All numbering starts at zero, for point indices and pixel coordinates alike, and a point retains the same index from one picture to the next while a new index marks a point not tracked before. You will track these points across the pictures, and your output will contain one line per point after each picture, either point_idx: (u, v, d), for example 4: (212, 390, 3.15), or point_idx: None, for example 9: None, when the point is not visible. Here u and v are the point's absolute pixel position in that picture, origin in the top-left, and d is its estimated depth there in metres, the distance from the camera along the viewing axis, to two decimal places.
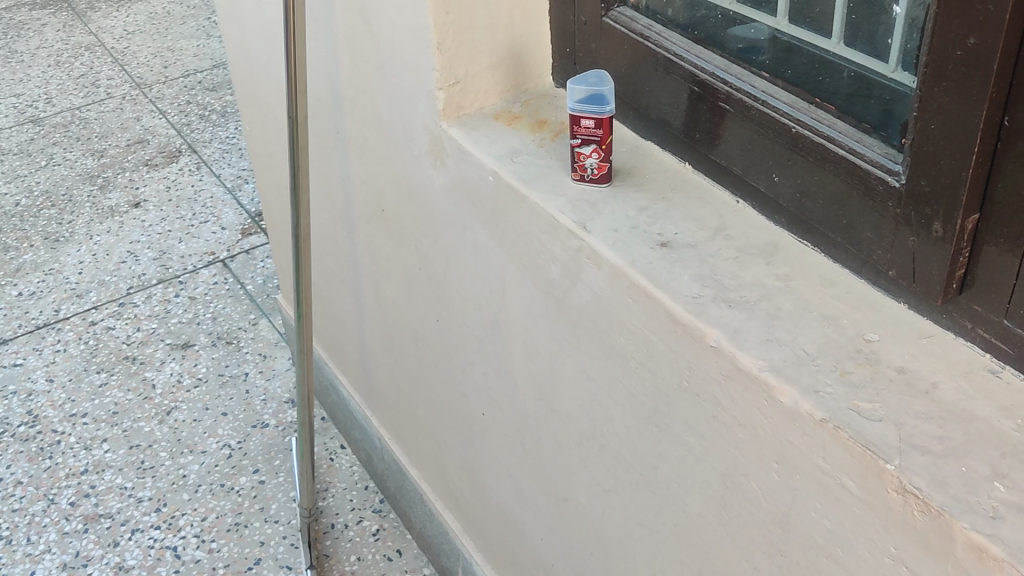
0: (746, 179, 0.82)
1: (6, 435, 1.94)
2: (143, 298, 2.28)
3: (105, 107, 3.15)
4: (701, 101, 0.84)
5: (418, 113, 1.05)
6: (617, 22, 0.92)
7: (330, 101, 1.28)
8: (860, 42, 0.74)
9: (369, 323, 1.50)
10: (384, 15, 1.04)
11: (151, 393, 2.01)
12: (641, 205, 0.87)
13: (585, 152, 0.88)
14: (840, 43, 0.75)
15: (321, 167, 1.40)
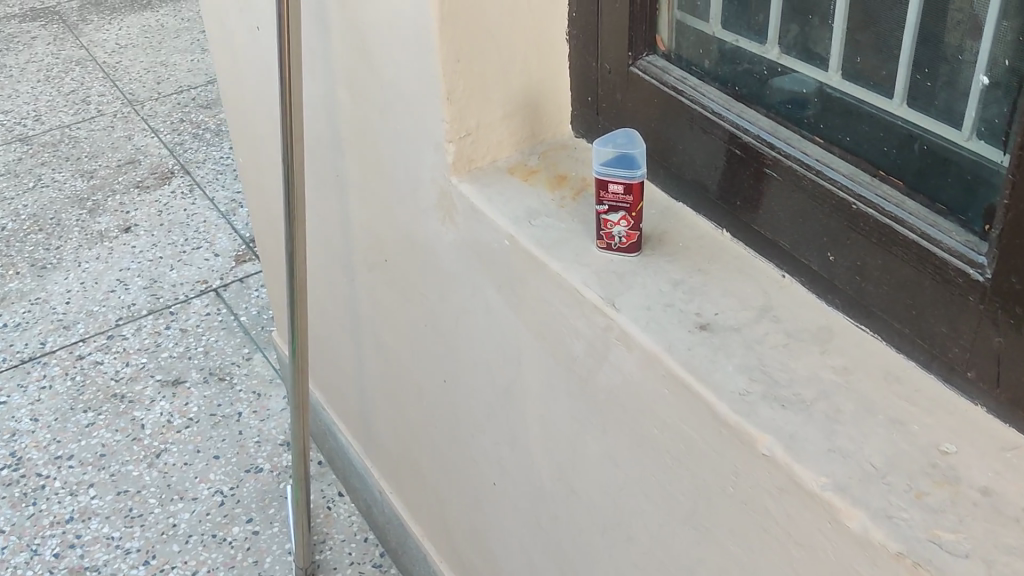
0: (796, 255, 0.73)
1: None
2: (132, 330, 2.18)
3: (95, 126, 3.05)
4: (743, 166, 0.76)
5: (424, 165, 0.96)
6: (647, 72, 0.83)
7: (327, 143, 1.19)
8: (932, 109, 0.65)
9: (369, 372, 1.41)
10: (387, 59, 0.95)
11: (140, 434, 1.92)
12: (675, 278, 0.78)
13: (613, 219, 0.79)
14: (908, 109, 0.66)
15: (316, 209, 1.31)
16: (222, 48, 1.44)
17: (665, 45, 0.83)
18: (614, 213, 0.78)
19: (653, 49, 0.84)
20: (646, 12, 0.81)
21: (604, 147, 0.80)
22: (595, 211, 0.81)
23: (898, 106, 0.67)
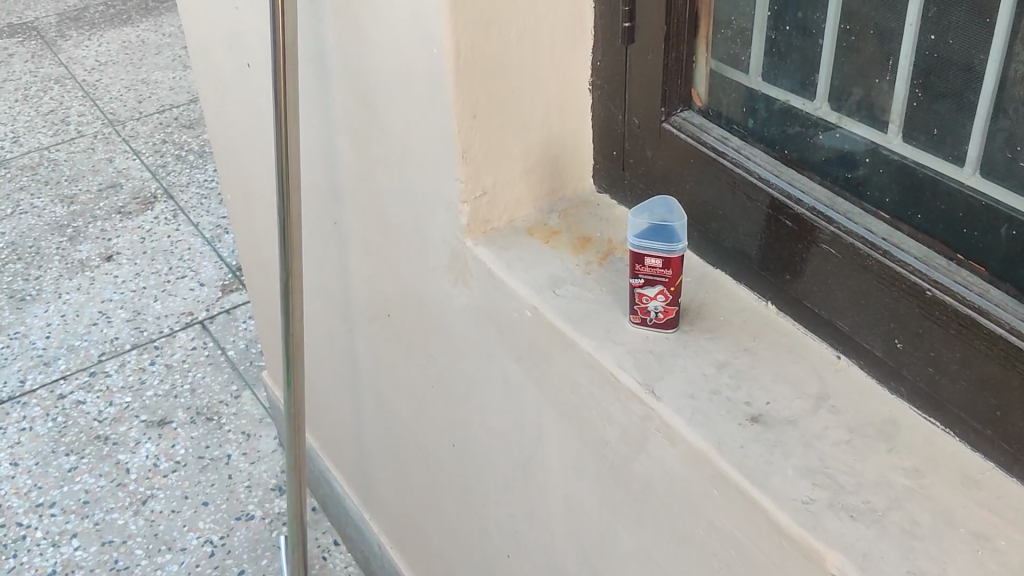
0: (856, 338, 0.67)
1: None
2: (116, 366, 2.10)
3: (75, 148, 2.96)
4: (794, 238, 0.69)
5: (435, 223, 0.89)
6: (683, 130, 0.76)
7: (324, 189, 1.11)
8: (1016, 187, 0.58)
9: (368, 425, 1.33)
10: (394, 110, 0.87)
11: (125, 478, 1.83)
12: (719, 359, 0.71)
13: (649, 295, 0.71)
14: (986, 184, 0.59)
15: (312, 254, 1.23)
16: (209, 82, 1.36)
17: (702, 100, 0.77)
18: (651, 288, 0.71)
19: (687, 104, 0.77)
20: (681, 65, 0.74)
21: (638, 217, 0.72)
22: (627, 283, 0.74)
23: (974, 181, 0.60)
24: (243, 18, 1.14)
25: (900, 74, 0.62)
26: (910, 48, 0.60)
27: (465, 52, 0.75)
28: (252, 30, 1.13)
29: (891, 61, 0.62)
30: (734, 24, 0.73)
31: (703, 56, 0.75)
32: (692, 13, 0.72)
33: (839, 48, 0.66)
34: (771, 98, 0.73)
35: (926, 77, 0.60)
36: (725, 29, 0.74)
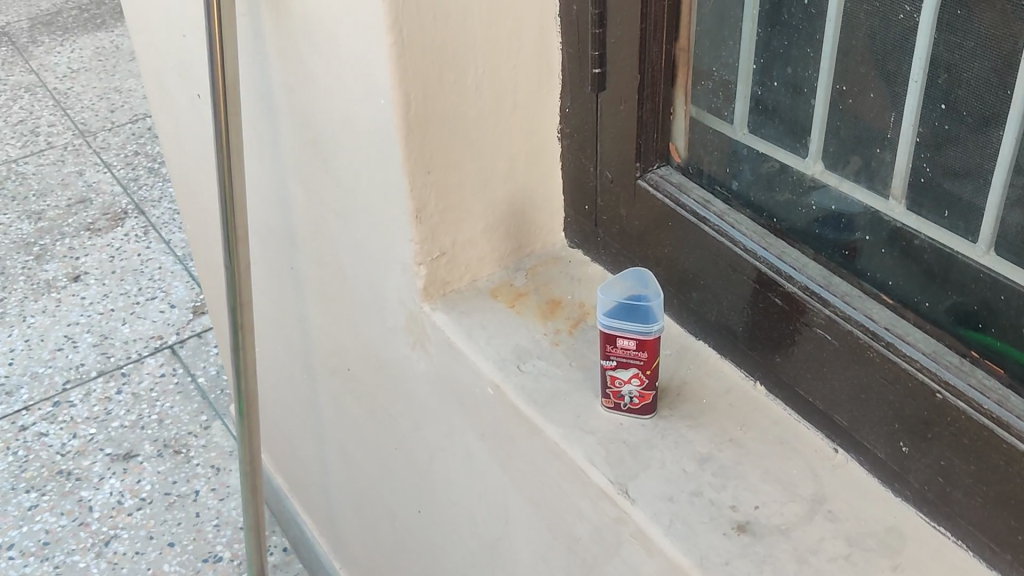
0: (856, 433, 0.59)
1: None
2: (80, 396, 2.01)
3: (44, 160, 2.86)
4: (785, 319, 0.61)
5: (390, 283, 0.81)
6: (660, 189, 0.67)
7: (277, 233, 1.03)
8: None
9: (334, 475, 1.25)
10: (345, 160, 0.79)
11: (87, 517, 1.75)
12: (701, 453, 0.63)
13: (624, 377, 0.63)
14: (1004, 270, 0.51)
15: (268, 298, 1.15)
16: (160, 108, 1.27)
17: (682, 155, 0.68)
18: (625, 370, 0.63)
19: (665, 159, 0.68)
20: (658, 118, 0.66)
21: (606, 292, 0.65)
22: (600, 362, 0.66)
23: (991, 266, 0.52)
24: (191, 47, 1.05)
25: (901, 144, 0.54)
26: (911, 111, 0.52)
27: (415, 103, 0.67)
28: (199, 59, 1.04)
29: (890, 124, 0.54)
30: (716, 75, 0.65)
31: (681, 106, 0.67)
32: (669, 60, 0.64)
33: (832, 111, 0.57)
34: (756, 153, 0.64)
35: (934, 150, 0.52)
36: (706, 80, 0.65)
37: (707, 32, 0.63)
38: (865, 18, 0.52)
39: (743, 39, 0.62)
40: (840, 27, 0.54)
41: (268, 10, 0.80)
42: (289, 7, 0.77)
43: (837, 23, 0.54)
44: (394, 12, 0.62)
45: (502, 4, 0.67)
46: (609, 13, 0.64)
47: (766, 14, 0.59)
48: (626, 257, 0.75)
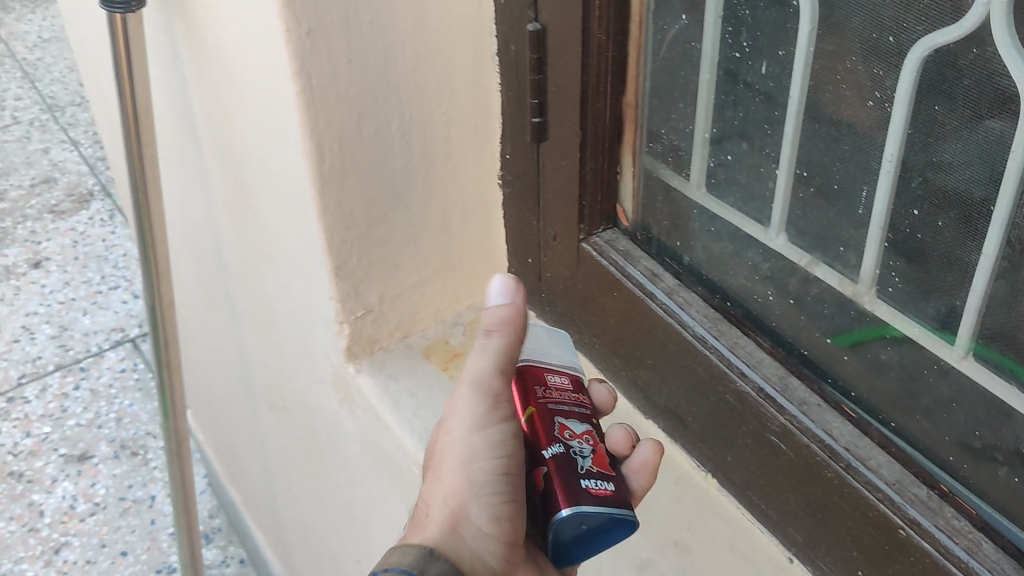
0: (813, 553, 0.52)
1: None
2: (36, 391, 1.89)
3: (7, 135, 2.46)
4: (737, 419, 0.53)
5: (317, 335, 0.74)
6: (604, 255, 0.60)
7: (209, 258, 0.95)
8: (1001, 379, 0.43)
9: (279, 500, 1.19)
10: (266, 201, 0.71)
11: (37, 523, 1.68)
12: (642, 559, 0.57)
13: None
14: (964, 357, 0.45)
15: (206, 321, 1.07)
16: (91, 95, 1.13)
17: (629, 219, 0.61)
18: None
19: (610, 222, 0.61)
20: (601, 176, 0.59)
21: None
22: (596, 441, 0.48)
23: (951, 353, 0.45)
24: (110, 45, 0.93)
25: (871, 244, 0.47)
26: (882, 205, 0.45)
27: (331, 154, 0.60)
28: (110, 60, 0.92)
29: (860, 211, 0.47)
30: (665, 138, 0.57)
31: (629, 165, 0.59)
32: (614, 113, 0.56)
33: (796, 194, 0.50)
34: (710, 222, 0.57)
35: (908, 260, 0.45)
36: (654, 142, 0.57)
37: (656, 89, 0.55)
38: (830, 98, 0.45)
39: (696, 92, 0.53)
40: (805, 99, 0.46)
41: (183, 33, 0.72)
42: (203, 35, 0.68)
43: (800, 93, 0.46)
44: (300, 55, 0.56)
45: (431, 43, 0.60)
46: (549, 57, 0.57)
47: (721, 76, 0.51)
48: (570, 321, 0.67)
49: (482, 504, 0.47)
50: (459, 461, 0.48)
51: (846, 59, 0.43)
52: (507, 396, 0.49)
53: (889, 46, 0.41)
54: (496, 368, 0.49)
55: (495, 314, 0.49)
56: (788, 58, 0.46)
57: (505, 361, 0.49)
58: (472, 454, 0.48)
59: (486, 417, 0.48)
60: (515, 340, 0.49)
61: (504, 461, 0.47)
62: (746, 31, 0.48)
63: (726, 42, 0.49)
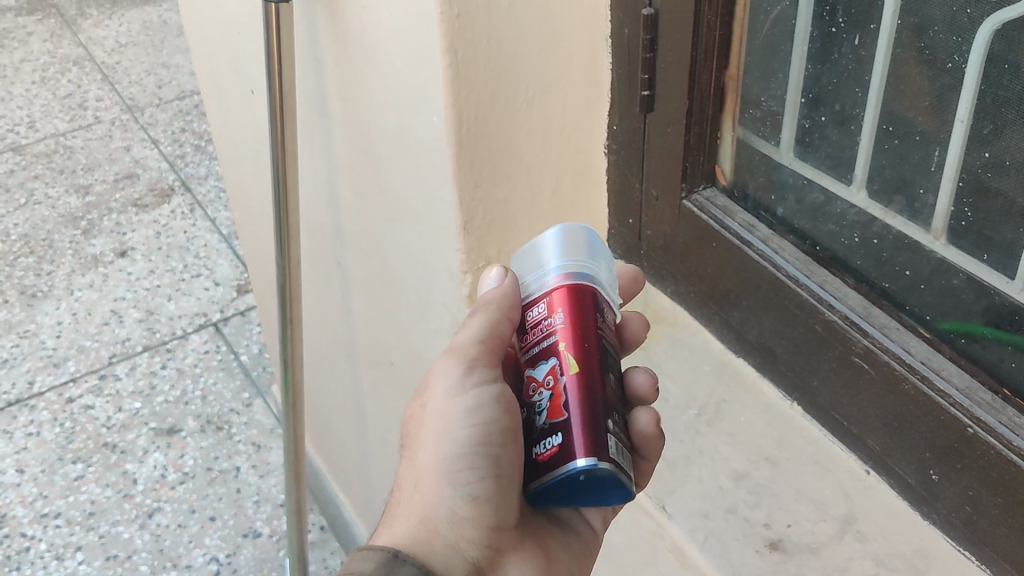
0: (888, 459, 0.61)
1: None
2: (126, 369, 1.81)
3: (92, 134, 2.38)
4: (824, 346, 0.62)
5: (438, 288, 0.84)
6: (706, 211, 0.69)
7: (326, 228, 1.04)
8: None
9: (375, 458, 1.29)
10: (396, 165, 0.81)
11: (132, 490, 1.61)
12: (738, 471, 0.65)
13: (621, 447, 0.50)
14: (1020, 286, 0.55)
15: (314, 289, 1.16)
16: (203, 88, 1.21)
17: (727, 178, 0.70)
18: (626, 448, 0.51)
19: (710, 181, 0.70)
20: (704, 141, 0.67)
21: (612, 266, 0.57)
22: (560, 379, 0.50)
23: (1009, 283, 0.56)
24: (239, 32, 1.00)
25: (944, 186, 0.57)
26: (956, 152, 0.55)
27: (467, 123, 0.69)
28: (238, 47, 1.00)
29: (936, 157, 0.57)
30: (764, 106, 0.67)
31: (729, 130, 0.68)
32: (718, 86, 0.65)
33: (876, 149, 0.61)
34: (802, 180, 0.67)
35: (977, 197, 0.56)
36: (754, 109, 0.67)
37: (757, 63, 0.65)
38: (914, 63, 0.55)
39: (792, 62, 0.64)
40: (886, 70, 0.57)
41: (323, 19, 0.80)
42: (346, 18, 0.76)
43: (885, 61, 0.57)
44: (449, 35, 0.64)
45: (554, 28, 0.69)
46: (661, 38, 0.65)
47: (815, 49, 0.62)
48: (668, 273, 0.76)
49: (454, 467, 0.55)
50: (435, 430, 0.56)
51: (929, 30, 0.53)
52: (485, 364, 0.56)
53: (966, 20, 0.51)
54: (478, 339, 0.56)
55: (496, 296, 0.56)
56: (878, 31, 0.57)
57: (489, 333, 0.56)
58: (447, 418, 0.55)
59: (463, 382, 0.55)
60: (508, 316, 0.56)
61: (474, 426, 0.54)
62: (842, 10, 0.58)
63: (823, 19, 0.60)
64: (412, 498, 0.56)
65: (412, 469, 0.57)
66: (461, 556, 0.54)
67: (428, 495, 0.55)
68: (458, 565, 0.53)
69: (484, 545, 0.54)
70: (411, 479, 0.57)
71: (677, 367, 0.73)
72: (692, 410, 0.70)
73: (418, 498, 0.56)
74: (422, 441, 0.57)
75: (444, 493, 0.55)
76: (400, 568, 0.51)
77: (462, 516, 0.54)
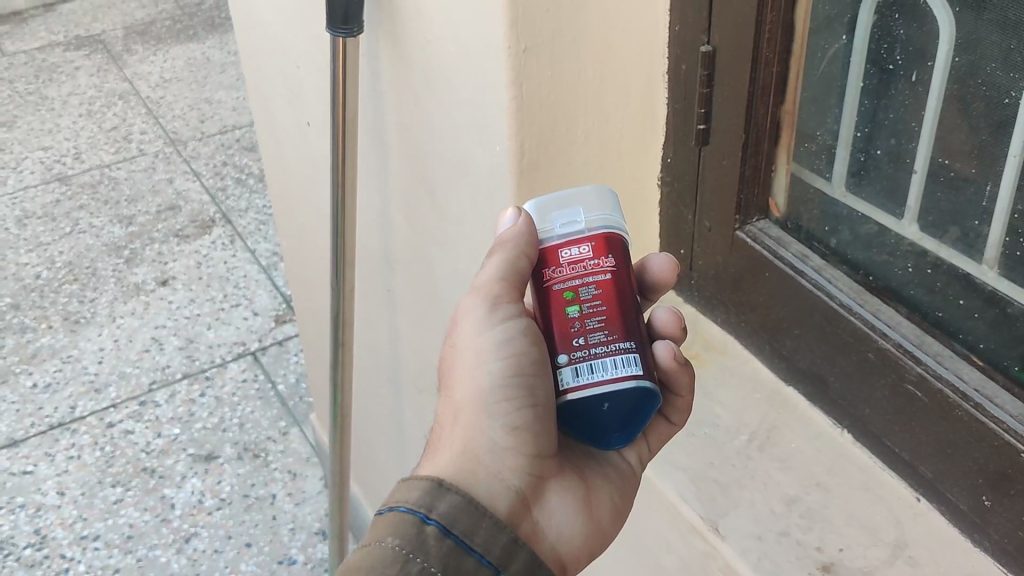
0: (940, 485, 0.62)
1: (7, 560, 1.49)
2: (166, 396, 1.76)
3: (136, 165, 2.41)
4: (877, 374, 0.64)
5: None
6: (759, 241, 0.71)
7: (377, 257, 1.06)
8: None
9: None
10: (453, 196, 0.82)
11: (169, 514, 1.55)
12: (790, 495, 0.67)
13: (596, 359, 0.53)
14: None
15: (363, 317, 1.18)
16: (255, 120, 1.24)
17: (781, 211, 0.72)
18: (617, 349, 0.53)
19: (764, 213, 0.72)
20: (759, 173, 0.70)
21: (599, 208, 0.57)
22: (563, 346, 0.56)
23: None
24: (290, 66, 1.02)
25: (997, 216, 0.59)
26: (1009, 183, 0.57)
27: (529, 151, 0.69)
28: (297, 79, 1.02)
29: (988, 188, 0.59)
30: (819, 139, 0.69)
31: (784, 164, 0.70)
32: (774, 121, 0.67)
33: (930, 181, 0.63)
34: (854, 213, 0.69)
35: None
36: (809, 142, 0.70)
37: (813, 98, 0.67)
38: (970, 98, 0.57)
39: (846, 97, 0.66)
40: (940, 107, 0.60)
41: (387, 52, 0.82)
42: (409, 51, 0.78)
43: (940, 96, 0.59)
44: (516, 68, 0.65)
45: (614, 61, 0.69)
46: (719, 73, 0.67)
47: (871, 86, 0.64)
48: (719, 302, 0.78)
49: (492, 399, 0.56)
50: (469, 367, 0.58)
51: (984, 66, 0.55)
52: (509, 300, 0.57)
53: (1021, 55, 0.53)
54: (498, 276, 0.57)
55: (510, 235, 0.57)
56: (933, 68, 0.59)
57: (511, 271, 0.57)
58: (478, 354, 0.57)
59: (491, 318, 0.57)
60: (525, 254, 0.57)
61: (507, 357, 0.56)
62: (900, 47, 0.61)
63: (881, 56, 0.63)
64: (453, 433, 0.57)
65: (449, 403, 0.59)
66: (506, 484, 0.56)
67: (468, 428, 0.57)
68: (502, 496, 0.55)
69: (527, 475, 0.57)
70: (449, 413, 0.59)
71: (728, 394, 0.75)
72: (744, 436, 0.72)
73: (460, 429, 0.57)
74: (455, 379, 0.58)
75: (485, 424, 0.56)
76: (444, 497, 0.51)
77: (504, 445, 0.56)
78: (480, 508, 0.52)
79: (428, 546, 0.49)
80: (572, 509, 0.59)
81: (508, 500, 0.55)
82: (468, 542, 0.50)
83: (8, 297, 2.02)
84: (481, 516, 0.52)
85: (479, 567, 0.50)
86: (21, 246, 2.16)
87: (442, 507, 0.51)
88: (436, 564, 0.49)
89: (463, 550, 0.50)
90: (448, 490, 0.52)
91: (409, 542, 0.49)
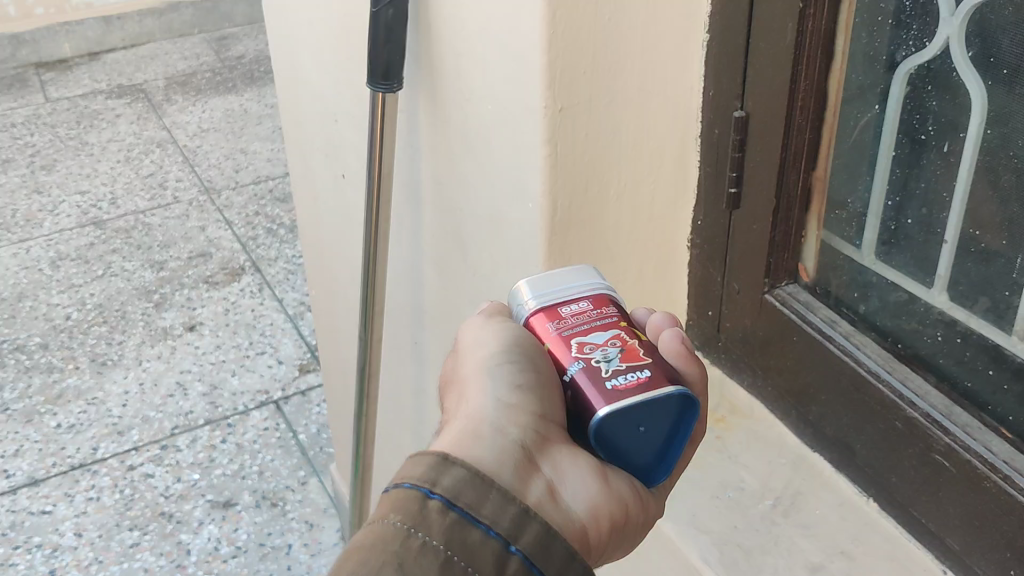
0: (969, 558, 0.62)
1: None
2: (187, 441, 1.77)
3: (169, 212, 2.44)
4: (905, 442, 0.64)
5: None
6: (788, 305, 0.71)
7: (404, 308, 1.07)
8: None
9: None
10: (483, 250, 0.83)
11: (184, 560, 1.54)
12: (814, 562, 0.66)
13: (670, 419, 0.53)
14: None
15: (388, 368, 1.19)
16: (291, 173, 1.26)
17: (809, 275, 0.73)
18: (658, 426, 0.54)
19: (793, 278, 0.73)
20: (789, 238, 0.71)
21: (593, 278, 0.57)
22: (635, 344, 0.52)
23: None
24: (329, 120, 1.04)
25: None
26: None
27: (562, 210, 0.70)
28: (334, 133, 1.04)
29: (1020, 260, 0.59)
30: (850, 207, 0.70)
31: (813, 231, 0.71)
32: (805, 187, 0.68)
33: (961, 252, 0.63)
34: (884, 280, 0.69)
35: None
36: (839, 210, 0.70)
37: (844, 165, 0.68)
38: (1001, 170, 0.58)
39: (877, 164, 0.67)
40: (971, 177, 0.60)
41: (424, 110, 0.83)
42: (447, 110, 0.79)
43: (972, 167, 0.60)
44: (552, 129, 0.66)
45: (648, 125, 0.70)
46: (750, 138, 0.68)
47: (903, 155, 0.65)
48: (745, 365, 0.78)
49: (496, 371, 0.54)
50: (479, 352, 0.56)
51: (1015, 139, 0.56)
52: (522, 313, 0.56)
53: None
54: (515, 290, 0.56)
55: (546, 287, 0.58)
56: (966, 139, 0.60)
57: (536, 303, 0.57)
58: (479, 345, 0.56)
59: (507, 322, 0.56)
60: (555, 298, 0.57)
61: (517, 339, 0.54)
62: (932, 118, 0.61)
63: (913, 126, 0.63)
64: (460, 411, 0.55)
65: (461, 391, 0.56)
66: (508, 442, 0.52)
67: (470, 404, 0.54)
68: (503, 455, 0.51)
69: (530, 430, 0.52)
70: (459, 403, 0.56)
71: (752, 458, 0.75)
72: (768, 501, 0.71)
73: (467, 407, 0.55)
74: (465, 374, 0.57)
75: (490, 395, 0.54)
76: (449, 470, 0.48)
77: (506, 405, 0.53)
78: (488, 479, 0.48)
79: (430, 520, 0.45)
80: (591, 480, 0.53)
81: (510, 457, 0.51)
82: (474, 514, 0.46)
83: (38, 337, 2.04)
84: (490, 488, 0.48)
85: (485, 540, 0.46)
86: (53, 287, 2.20)
87: (447, 480, 0.47)
88: (439, 539, 0.45)
89: (468, 522, 0.46)
90: (451, 462, 0.48)
91: (412, 517, 0.46)
